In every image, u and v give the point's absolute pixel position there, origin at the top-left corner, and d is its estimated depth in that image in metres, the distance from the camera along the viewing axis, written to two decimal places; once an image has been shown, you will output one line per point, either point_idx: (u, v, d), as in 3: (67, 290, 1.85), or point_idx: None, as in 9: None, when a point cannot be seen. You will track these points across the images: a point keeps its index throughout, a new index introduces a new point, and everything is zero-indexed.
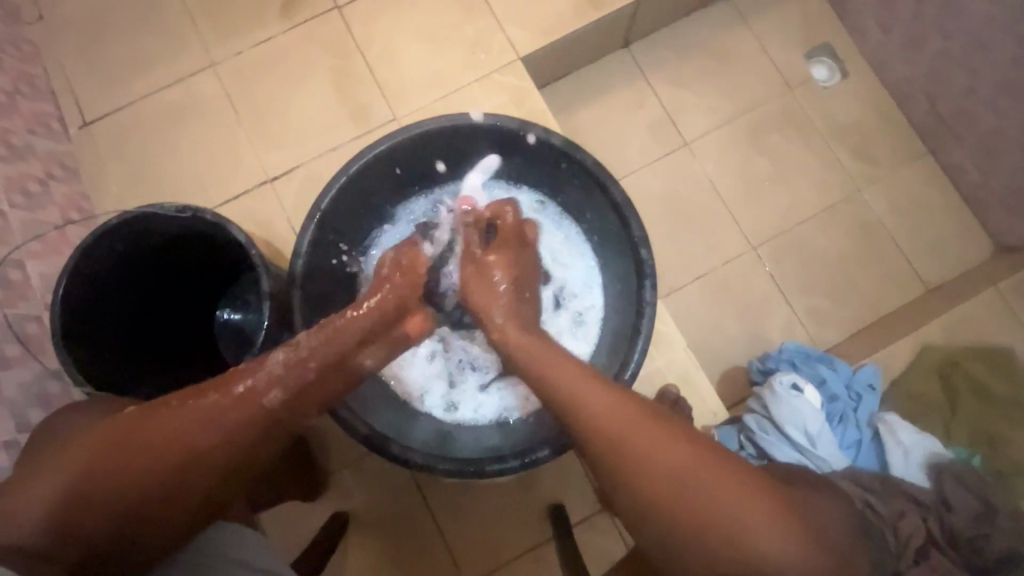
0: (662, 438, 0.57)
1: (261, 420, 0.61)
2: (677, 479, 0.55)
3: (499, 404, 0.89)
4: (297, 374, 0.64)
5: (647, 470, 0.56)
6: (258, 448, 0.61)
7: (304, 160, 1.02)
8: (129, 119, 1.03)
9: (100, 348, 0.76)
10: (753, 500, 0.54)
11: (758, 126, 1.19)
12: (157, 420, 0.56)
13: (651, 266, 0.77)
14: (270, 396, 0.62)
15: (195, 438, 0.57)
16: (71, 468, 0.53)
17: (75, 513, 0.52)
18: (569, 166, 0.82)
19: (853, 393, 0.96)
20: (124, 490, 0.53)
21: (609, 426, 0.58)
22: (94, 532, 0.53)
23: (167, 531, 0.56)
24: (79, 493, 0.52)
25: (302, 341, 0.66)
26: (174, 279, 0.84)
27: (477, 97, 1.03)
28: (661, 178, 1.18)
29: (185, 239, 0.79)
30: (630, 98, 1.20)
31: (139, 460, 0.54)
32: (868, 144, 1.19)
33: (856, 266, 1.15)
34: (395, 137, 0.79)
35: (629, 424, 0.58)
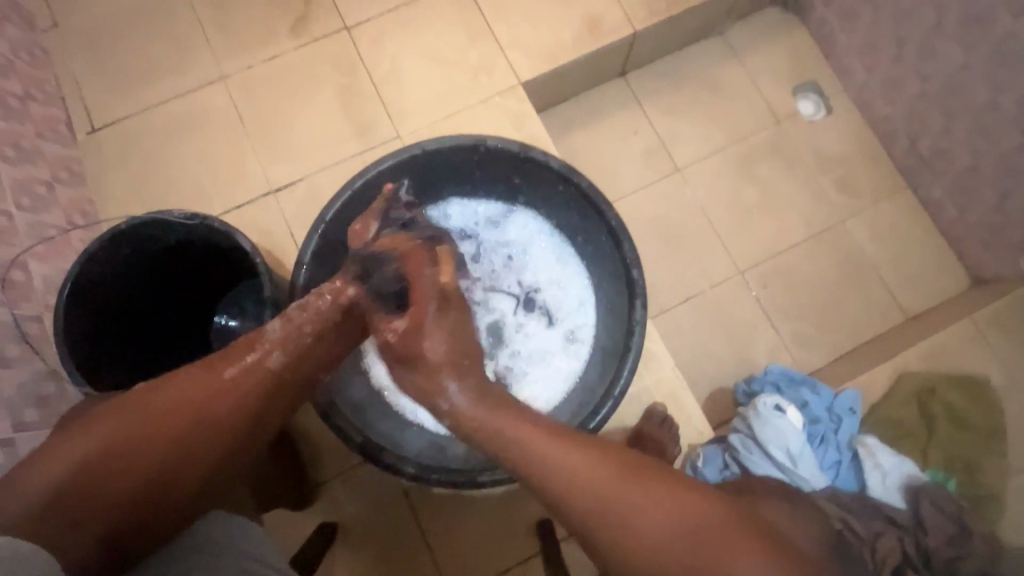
0: (645, 500, 0.54)
1: (266, 386, 0.63)
2: (657, 543, 0.53)
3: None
4: (295, 342, 0.64)
5: (635, 530, 0.53)
6: (264, 413, 0.63)
7: (308, 173, 1.04)
8: (138, 127, 1.05)
9: (100, 349, 0.77)
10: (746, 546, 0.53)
11: (747, 156, 1.24)
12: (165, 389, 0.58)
13: (642, 287, 0.80)
14: (269, 362, 0.63)
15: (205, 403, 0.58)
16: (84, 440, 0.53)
17: (86, 488, 0.51)
18: (565, 188, 0.85)
19: (834, 415, 0.99)
20: (141, 457, 0.54)
21: (585, 488, 0.55)
22: (112, 503, 0.52)
23: (180, 498, 0.56)
24: (94, 463, 0.52)
25: (294, 310, 0.66)
26: (176, 283, 0.86)
27: (479, 119, 1.07)
28: (653, 203, 1.22)
29: (190, 243, 0.80)
30: (625, 125, 1.25)
31: (152, 427, 0.55)
32: (851, 177, 1.24)
33: (838, 293, 1.19)
34: (400, 154, 0.82)
35: (606, 488, 0.55)
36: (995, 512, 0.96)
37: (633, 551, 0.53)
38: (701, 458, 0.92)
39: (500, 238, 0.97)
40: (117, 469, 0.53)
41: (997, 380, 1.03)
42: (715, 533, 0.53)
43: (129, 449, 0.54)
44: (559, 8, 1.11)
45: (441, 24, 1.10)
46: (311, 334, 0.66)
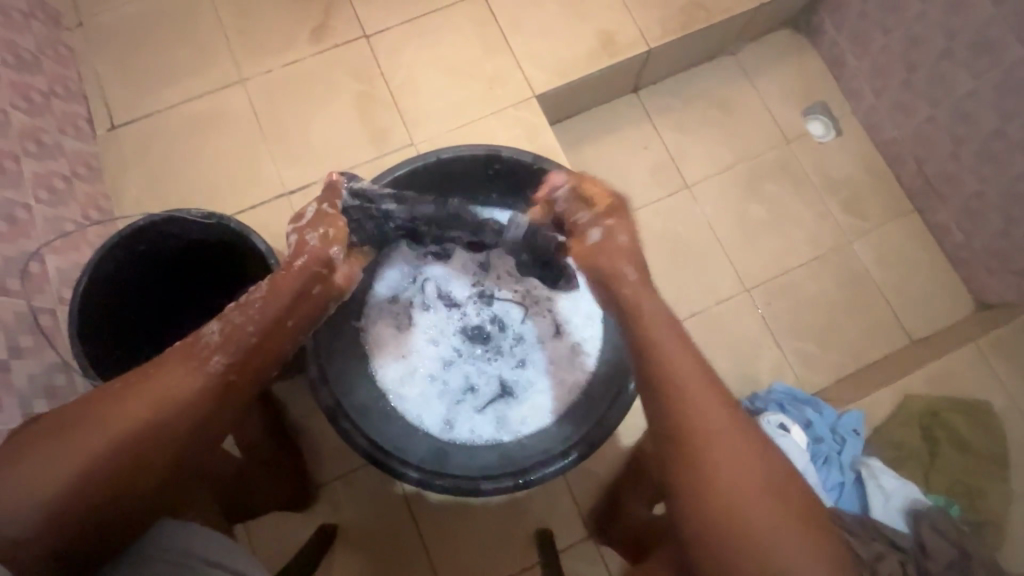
0: (733, 444, 0.52)
1: (215, 390, 0.60)
2: (741, 497, 0.49)
3: (495, 427, 0.90)
4: (237, 340, 0.62)
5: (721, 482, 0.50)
6: (217, 415, 0.60)
7: (321, 177, 1.06)
8: (157, 125, 1.07)
9: (115, 350, 0.78)
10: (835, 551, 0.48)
11: (756, 173, 1.26)
12: (104, 403, 0.54)
13: None
14: (211, 365, 0.59)
15: (152, 419, 0.55)
16: (31, 470, 0.49)
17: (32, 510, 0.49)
18: None
19: (837, 436, 0.98)
20: (90, 483, 0.51)
21: (697, 429, 0.53)
22: (73, 528, 0.51)
23: (136, 507, 0.54)
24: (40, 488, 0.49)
25: (231, 312, 0.64)
26: (187, 285, 0.87)
27: (492, 129, 1.08)
28: (662, 217, 1.23)
29: (201, 246, 0.82)
30: (636, 139, 1.26)
31: (100, 449, 0.52)
32: (859, 199, 1.25)
33: (843, 313, 1.19)
34: (412, 165, 0.85)
35: (715, 433, 0.52)
36: (998, 540, 0.94)
37: (711, 514, 0.50)
38: None
39: None
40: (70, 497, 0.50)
41: (1002, 407, 1.03)
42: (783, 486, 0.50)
43: (80, 476, 0.51)
44: (575, 23, 1.13)
45: (459, 35, 1.12)
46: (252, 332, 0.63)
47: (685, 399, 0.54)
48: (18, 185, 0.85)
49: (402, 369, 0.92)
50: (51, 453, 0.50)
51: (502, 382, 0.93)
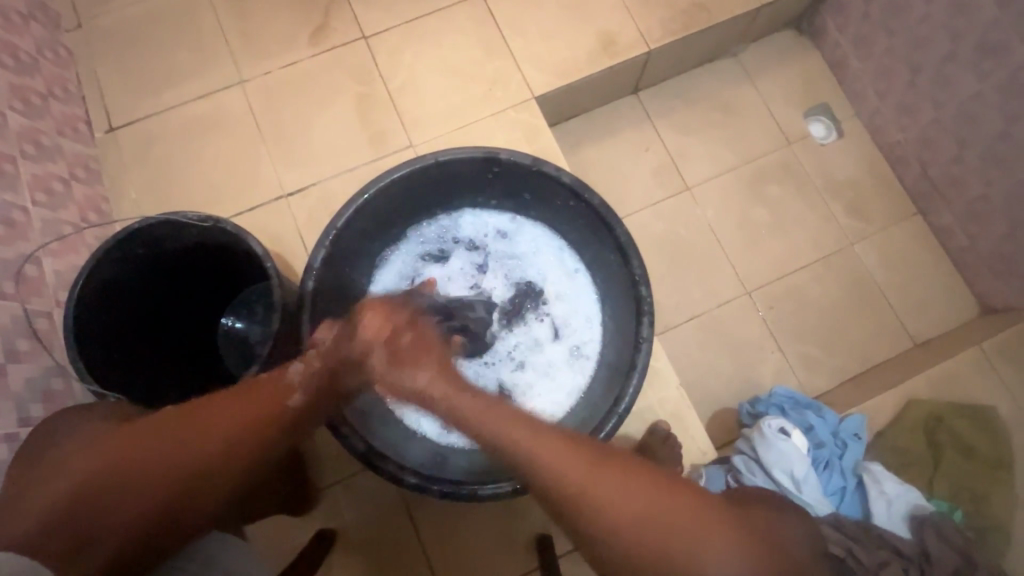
0: (615, 477, 0.54)
1: (275, 432, 0.61)
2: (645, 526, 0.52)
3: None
4: (317, 379, 0.65)
5: (617, 518, 0.52)
6: (279, 448, 0.62)
7: (320, 179, 1.05)
8: (156, 128, 1.07)
9: (111, 355, 0.78)
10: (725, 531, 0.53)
11: (758, 176, 1.25)
12: (192, 420, 0.57)
13: (650, 305, 0.79)
14: (287, 402, 0.62)
15: (204, 447, 0.57)
16: (92, 466, 0.54)
17: (106, 509, 0.53)
18: (576, 204, 0.86)
19: (839, 441, 0.97)
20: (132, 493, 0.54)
21: (589, 493, 0.53)
22: (103, 535, 0.53)
23: (193, 525, 0.57)
24: (120, 491, 0.54)
25: (313, 351, 0.67)
26: (183, 288, 0.87)
27: (492, 131, 1.07)
28: (662, 219, 1.22)
29: (197, 249, 0.81)
30: (636, 141, 1.26)
31: (152, 464, 0.55)
32: (862, 201, 1.25)
33: (846, 317, 1.18)
34: (416, 164, 0.83)
35: (597, 484, 0.53)
36: (1002, 547, 0.93)
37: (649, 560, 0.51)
38: (703, 479, 0.91)
39: (508, 249, 0.98)
40: (110, 503, 0.54)
41: (1006, 411, 1.02)
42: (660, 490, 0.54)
43: (127, 484, 0.54)
44: (575, 24, 1.12)
45: (458, 37, 1.11)
46: (334, 378, 0.66)
47: (565, 476, 0.54)
48: (15, 188, 0.85)
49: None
50: (113, 460, 0.54)
51: (500, 386, 0.93)
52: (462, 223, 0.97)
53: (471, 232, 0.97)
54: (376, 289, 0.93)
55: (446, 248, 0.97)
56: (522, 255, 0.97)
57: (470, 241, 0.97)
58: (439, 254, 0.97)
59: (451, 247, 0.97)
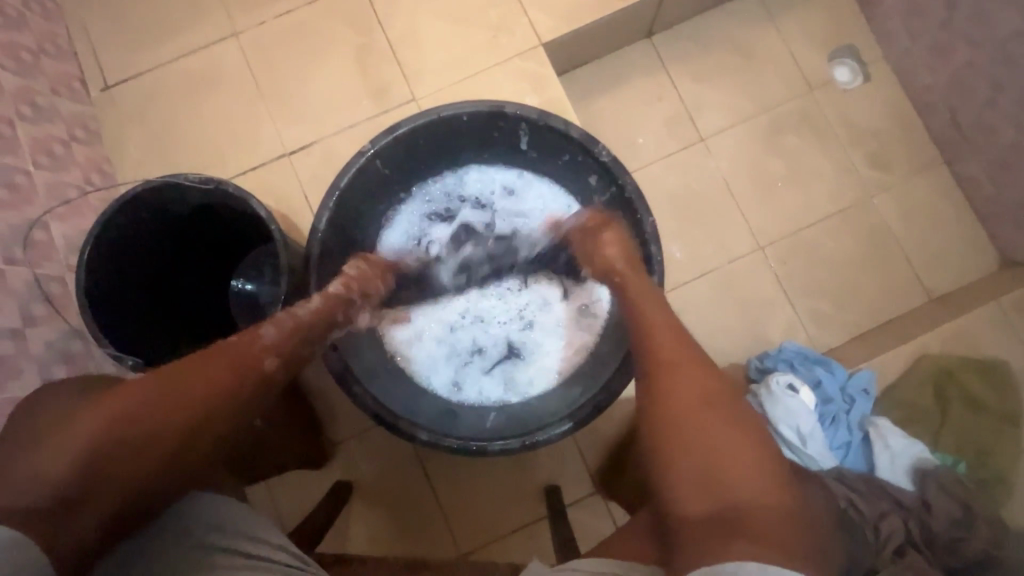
0: (695, 372, 0.62)
1: (252, 393, 0.64)
2: (699, 405, 0.59)
3: (501, 386, 0.91)
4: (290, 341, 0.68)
5: (677, 386, 0.61)
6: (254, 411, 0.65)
7: (322, 136, 1.03)
8: (153, 85, 1.04)
9: (144, 333, 0.80)
10: (764, 469, 0.56)
11: (776, 125, 1.20)
12: (170, 390, 0.58)
13: (660, 264, 0.77)
14: (262, 366, 0.65)
15: (186, 413, 0.58)
16: (68, 452, 0.53)
17: (90, 481, 0.54)
18: (585, 160, 0.82)
19: (847, 396, 0.94)
20: (115, 474, 0.55)
21: (667, 362, 0.63)
22: (96, 505, 0.54)
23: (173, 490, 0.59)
24: (105, 461, 0.54)
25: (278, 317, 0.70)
26: (191, 257, 0.87)
27: (497, 81, 1.03)
28: (674, 172, 1.18)
29: (194, 215, 0.81)
30: (649, 90, 1.20)
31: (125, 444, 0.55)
32: (884, 151, 1.19)
33: (860, 271, 1.16)
34: (417, 119, 0.79)
35: (672, 359, 0.63)
36: (1003, 497, 0.95)
37: (678, 434, 0.58)
38: None
39: (514, 206, 0.96)
40: (99, 479, 0.54)
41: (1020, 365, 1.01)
42: (726, 405, 0.60)
43: (114, 457, 0.55)
44: None
45: None
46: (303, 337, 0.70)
47: (653, 338, 0.66)
48: (16, 152, 0.84)
49: (410, 329, 0.93)
50: (96, 433, 0.54)
51: (509, 344, 0.93)
52: (466, 181, 0.95)
53: (479, 189, 0.96)
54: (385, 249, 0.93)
55: (454, 207, 0.95)
56: (529, 213, 0.95)
57: (477, 198, 0.95)
58: (446, 214, 0.95)
59: (460, 205, 0.95)
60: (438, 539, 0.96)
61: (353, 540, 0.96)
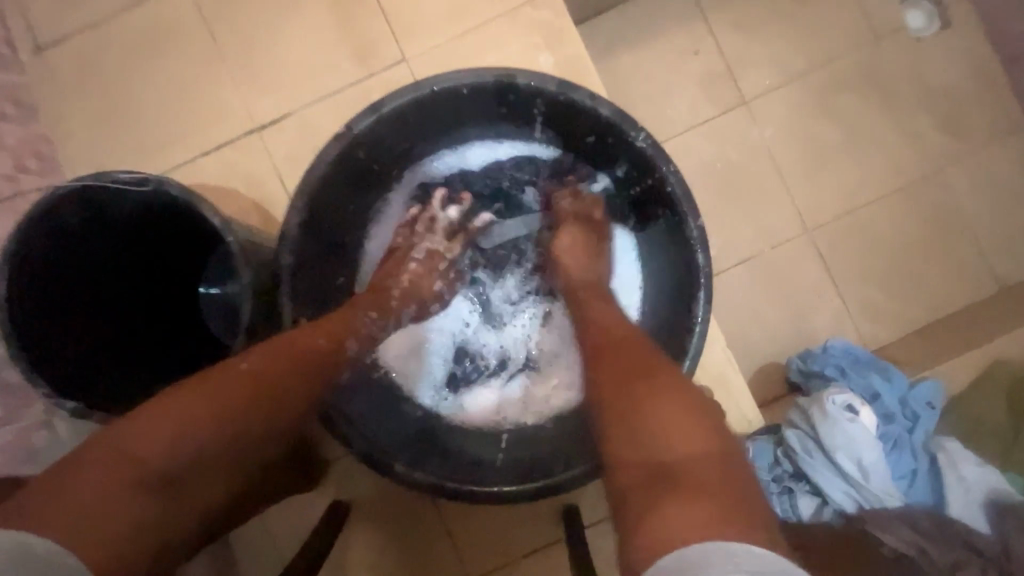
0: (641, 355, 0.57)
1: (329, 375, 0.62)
2: (635, 373, 0.55)
3: (508, 403, 0.80)
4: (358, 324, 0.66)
5: (610, 363, 0.57)
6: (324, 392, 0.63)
7: (297, 107, 0.86)
8: (92, 45, 0.87)
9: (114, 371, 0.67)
10: (703, 434, 0.49)
11: (833, 84, 1.02)
12: (260, 374, 0.55)
13: (709, 277, 0.62)
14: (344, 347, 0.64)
15: (276, 398, 0.56)
16: (167, 432, 0.49)
17: (186, 463, 0.50)
18: (617, 142, 0.66)
19: (909, 411, 0.82)
20: (214, 453, 0.52)
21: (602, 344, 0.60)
22: (190, 486, 0.51)
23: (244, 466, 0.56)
24: (202, 446, 0.51)
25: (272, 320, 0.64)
26: (143, 268, 0.71)
27: (505, 35, 0.85)
28: (711, 142, 1.01)
29: (122, 219, 0.64)
30: (683, 42, 1.01)
31: (217, 434, 0.52)
32: (958, 115, 1.02)
33: (922, 257, 1.01)
34: (406, 94, 0.62)
35: (608, 342, 0.60)
36: None
37: (615, 406, 0.53)
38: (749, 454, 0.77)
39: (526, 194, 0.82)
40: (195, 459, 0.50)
41: None
42: (665, 374, 0.55)
43: (210, 439, 0.51)
44: None
45: None
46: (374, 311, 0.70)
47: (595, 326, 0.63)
48: None
49: (410, 344, 0.81)
50: (195, 414, 0.51)
51: (526, 354, 0.83)
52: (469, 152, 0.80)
53: (483, 171, 0.82)
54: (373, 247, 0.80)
55: (456, 193, 0.81)
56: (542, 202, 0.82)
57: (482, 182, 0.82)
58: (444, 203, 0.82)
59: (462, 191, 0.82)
60: (445, 564, 0.88)
61: (351, 566, 0.87)
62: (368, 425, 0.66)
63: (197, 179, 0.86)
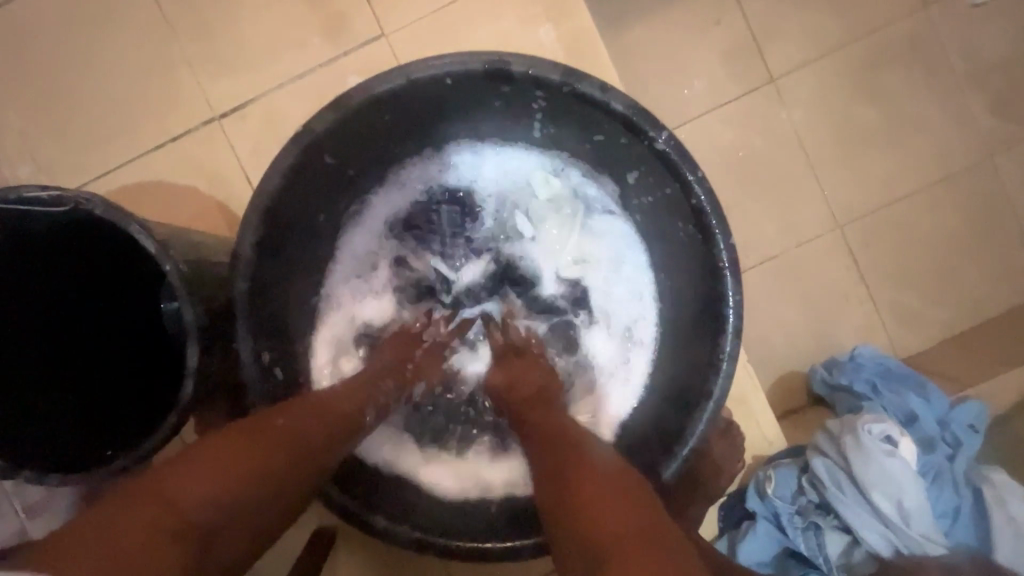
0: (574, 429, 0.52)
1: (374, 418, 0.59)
2: (562, 448, 0.50)
3: (500, 456, 0.68)
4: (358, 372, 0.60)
5: (541, 436, 0.52)
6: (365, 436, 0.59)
7: (258, 92, 0.75)
8: (19, 18, 0.75)
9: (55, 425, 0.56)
10: (635, 505, 0.42)
11: (873, 59, 0.89)
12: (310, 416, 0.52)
13: (737, 305, 0.53)
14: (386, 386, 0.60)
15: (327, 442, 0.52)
16: (222, 476, 0.44)
17: (241, 510, 0.44)
18: (631, 142, 0.55)
19: (949, 437, 0.74)
20: (269, 501, 0.46)
21: (535, 414, 0.55)
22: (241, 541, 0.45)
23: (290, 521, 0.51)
24: (259, 487, 0.46)
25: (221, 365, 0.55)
26: (95, 301, 0.61)
27: (499, 6, 0.73)
28: (733, 126, 0.90)
29: (42, 243, 0.55)
30: (702, 10, 0.89)
31: (275, 478, 0.47)
32: (1014, 94, 0.90)
33: (965, 256, 0.91)
34: (380, 86, 0.52)
35: (529, 413, 0.56)
36: None
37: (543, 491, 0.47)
38: (771, 483, 0.69)
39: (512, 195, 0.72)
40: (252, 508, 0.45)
41: None
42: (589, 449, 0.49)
43: (267, 485, 0.46)
44: None
45: None
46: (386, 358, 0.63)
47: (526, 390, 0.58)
48: None
49: (386, 429, 0.68)
50: (254, 456, 0.46)
51: None
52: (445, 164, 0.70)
53: (460, 175, 0.71)
54: (345, 269, 0.69)
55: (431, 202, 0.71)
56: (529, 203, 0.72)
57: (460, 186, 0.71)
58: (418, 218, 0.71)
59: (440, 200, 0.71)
60: None
61: None
62: (347, 475, 0.59)
63: (146, 175, 0.75)
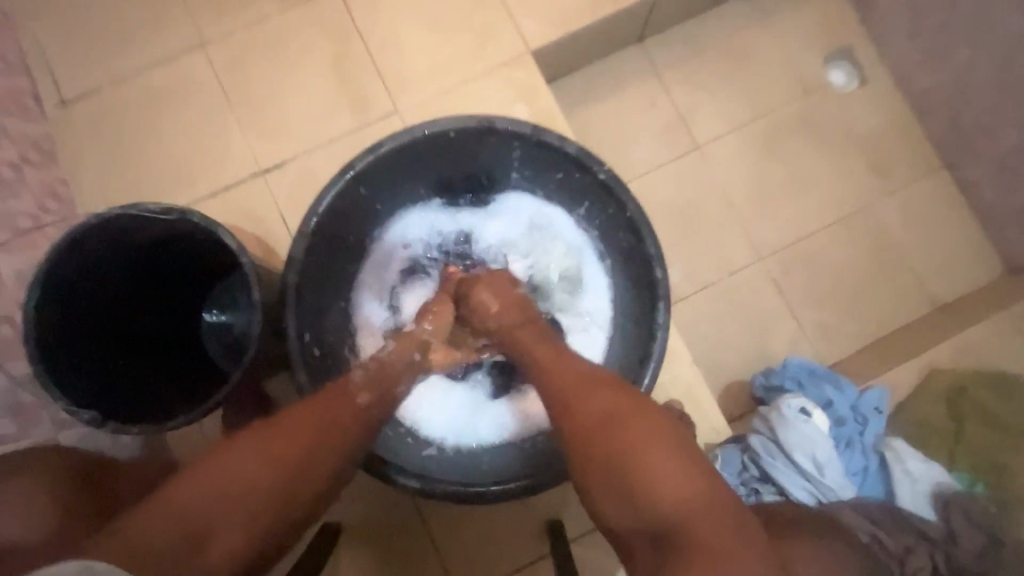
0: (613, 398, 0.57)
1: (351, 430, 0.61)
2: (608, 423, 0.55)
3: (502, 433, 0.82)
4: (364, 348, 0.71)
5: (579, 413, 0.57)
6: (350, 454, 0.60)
7: (298, 153, 0.96)
8: (111, 99, 0.97)
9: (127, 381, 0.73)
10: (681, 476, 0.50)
11: (773, 132, 1.16)
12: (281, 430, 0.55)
13: (666, 289, 0.71)
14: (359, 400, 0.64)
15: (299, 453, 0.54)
16: (201, 485, 0.49)
17: (217, 517, 0.48)
18: (583, 176, 0.76)
19: (859, 416, 0.90)
20: (245, 510, 0.50)
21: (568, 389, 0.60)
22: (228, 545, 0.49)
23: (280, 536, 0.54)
24: (235, 494, 0.50)
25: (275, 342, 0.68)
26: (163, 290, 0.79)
27: (486, 90, 0.97)
28: (670, 182, 1.14)
29: (141, 245, 0.73)
30: (640, 97, 1.16)
31: (252, 485, 0.51)
32: (884, 156, 1.16)
33: (866, 281, 1.12)
34: (403, 137, 0.72)
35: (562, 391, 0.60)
36: None
37: (588, 463, 0.54)
38: (719, 460, 0.83)
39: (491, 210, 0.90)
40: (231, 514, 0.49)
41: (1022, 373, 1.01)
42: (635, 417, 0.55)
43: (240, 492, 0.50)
44: None
45: None
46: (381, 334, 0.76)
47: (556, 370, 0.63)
48: None
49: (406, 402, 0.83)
50: (229, 470, 0.50)
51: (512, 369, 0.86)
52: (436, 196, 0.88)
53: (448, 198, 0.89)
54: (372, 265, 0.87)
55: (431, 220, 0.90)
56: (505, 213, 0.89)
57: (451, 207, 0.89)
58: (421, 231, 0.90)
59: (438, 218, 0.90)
60: None
61: None
62: None
63: None
